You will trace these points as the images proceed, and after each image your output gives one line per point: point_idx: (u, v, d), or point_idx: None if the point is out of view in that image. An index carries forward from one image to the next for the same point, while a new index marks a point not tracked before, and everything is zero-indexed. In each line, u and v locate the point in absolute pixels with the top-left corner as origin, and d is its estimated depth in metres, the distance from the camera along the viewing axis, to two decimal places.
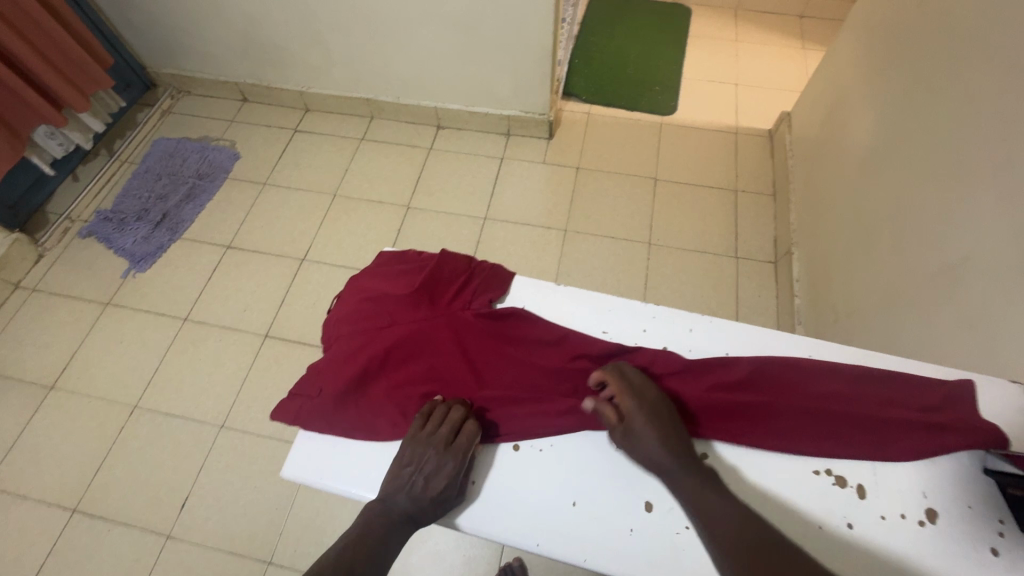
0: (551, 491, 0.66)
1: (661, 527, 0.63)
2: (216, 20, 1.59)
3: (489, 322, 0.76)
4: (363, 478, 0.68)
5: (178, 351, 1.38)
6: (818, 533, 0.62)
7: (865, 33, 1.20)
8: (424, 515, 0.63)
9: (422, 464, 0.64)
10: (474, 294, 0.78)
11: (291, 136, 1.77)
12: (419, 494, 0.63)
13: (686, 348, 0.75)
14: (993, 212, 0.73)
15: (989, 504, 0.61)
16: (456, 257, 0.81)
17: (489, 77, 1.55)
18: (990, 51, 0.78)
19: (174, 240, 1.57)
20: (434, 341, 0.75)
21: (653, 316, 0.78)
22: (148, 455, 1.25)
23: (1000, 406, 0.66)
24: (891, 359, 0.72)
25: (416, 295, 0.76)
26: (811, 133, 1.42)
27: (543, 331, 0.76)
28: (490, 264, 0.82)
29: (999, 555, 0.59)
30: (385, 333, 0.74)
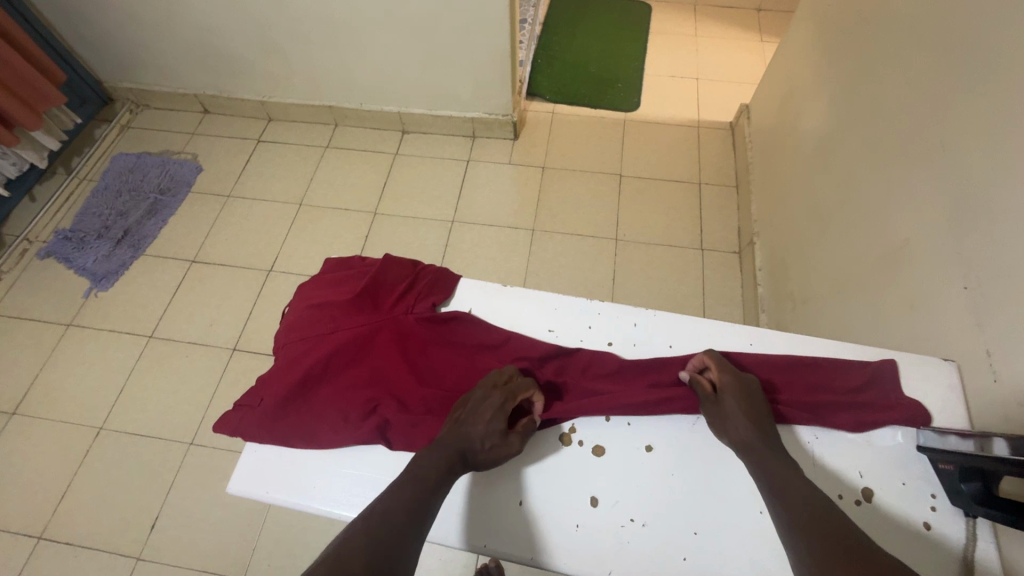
0: (496, 491, 0.66)
1: (607, 521, 0.64)
2: (171, 32, 1.57)
3: (433, 325, 0.77)
4: (310, 489, 0.66)
5: (144, 369, 1.36)
6: (758, 519, 0.63)
7: (814, 23, 1.22)
8: (477, 453, 0.63)
9: (472, 407, 0.67)
10: (418, 298, 0.78)
11: (254, 146, 1.75)
12: (470, 432, 0.64)
13: (631, 342, 0.76)
14: (927, 195, 0.75)
15: (921, 480, 0.63)
16: (400, 260, 0.82)
17: (451, 80, 1.55)
18: (923, 39, 0.80)
19: (137, 257, 1.54)
20: (379, 346, 0.75)
21: (598, 313, 0.78)
22: (116, 477, 1.23)
23: (934, 385, 0.66)
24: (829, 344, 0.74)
25: (358, 301, 0.77)
26: (767, 124, 1.44)
27: (487, 331, 0.77)
28: (435, 268, 0.82)
29: (931, 529, 0.60)
30: (328, 340, 0.75)
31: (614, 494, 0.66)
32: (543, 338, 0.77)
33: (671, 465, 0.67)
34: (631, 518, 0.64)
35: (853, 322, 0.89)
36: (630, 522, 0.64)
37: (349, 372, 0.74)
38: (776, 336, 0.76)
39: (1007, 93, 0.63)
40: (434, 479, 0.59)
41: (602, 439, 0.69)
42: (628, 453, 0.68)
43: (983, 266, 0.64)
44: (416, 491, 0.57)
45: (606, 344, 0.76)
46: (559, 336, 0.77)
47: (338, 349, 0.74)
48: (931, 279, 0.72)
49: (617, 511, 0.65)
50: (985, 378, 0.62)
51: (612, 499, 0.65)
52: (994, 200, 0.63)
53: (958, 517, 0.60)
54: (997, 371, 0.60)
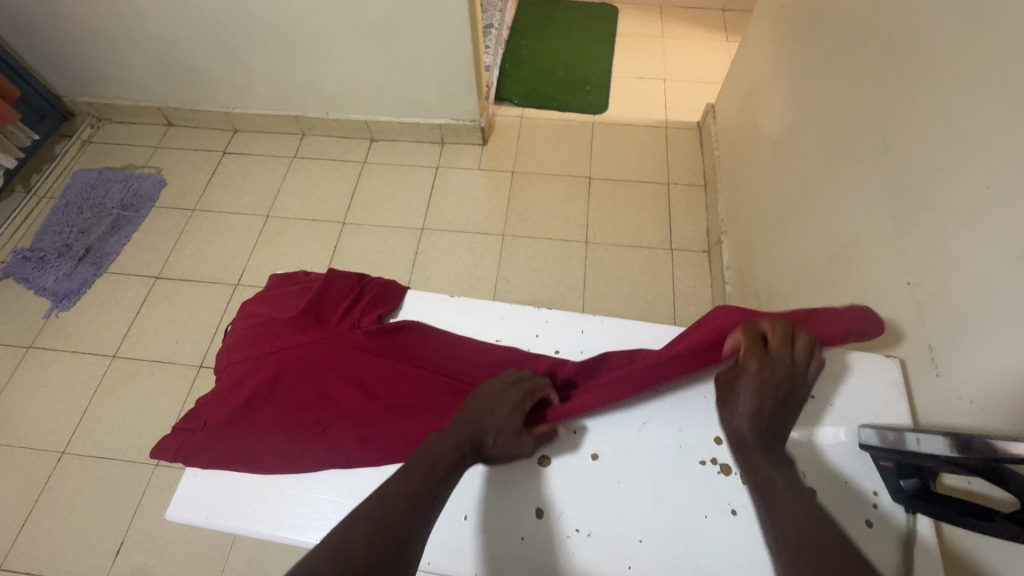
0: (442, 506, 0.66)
1: (553, 532, 0.63)
2: (129, 44, 1.54)
3: (381, 339, 0.77)
4: (265, 515, 0.65)
5: (107, 390, 1.33)
6: (704, 523, 0.63)
7: (770, 24, 1.24)
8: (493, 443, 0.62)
9: (487, 399, 0.65)
10: (364, 312, 0.78)
11: (220, 159, 1.73)
12: (485, 424, 0.63)
13: (578, 349, 0.76)
14: (872, 191, 0.76)
15: (863, 477, 0.61)
16: (347, 276, 0.83)
17: (416, 87, 1.54)
18: (867, 38, 0.82)
19: (99, 275, 1.51)
20: (325, 361, 0.75)
21: (546, 321, 0.78)
22: (79, 502, 1.20)
23: (879, 383, 0.65)
24: None
25: (303, 318, 0.77)
26: (731, 124, 1.46)
27: (434, 342, 0.77)
28: (382, 281, 0.83)
29: (873, 527, 0.58)
30: (274, 359, 0.74)
31: (561, 505, 0.65)
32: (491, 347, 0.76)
33: (616, 473, 0.67)
34: (578, 528, 0.64)
35: None
36: (576, 532, 0.63)
37: (293, 390, 0.73)
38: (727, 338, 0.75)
39: (943, 89, 0.64)
40: (443, 463, 0.57)
41: (550, 450, 0.69)
42: (575, 463, 0.68)
43: (925, 261, 0.64)
44: (419, 476, 0.55)
45: (553, 351, 0.75)
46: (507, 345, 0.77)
47: (284, 367, 0.74)
48: (879, 275, 0.72)
49: (563, 522, 0.64)
50: (928, 372, 0.62)
51: (558, 510, 0.65)
52: (933, 196, 0.64)
53: (899, 514, 0.58)
54: (939, 365, 0.61)
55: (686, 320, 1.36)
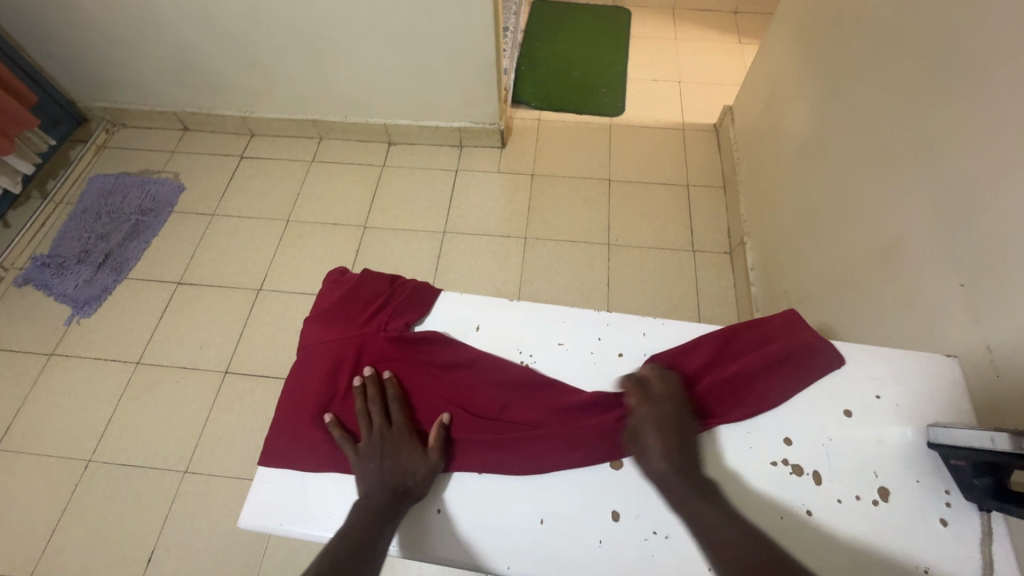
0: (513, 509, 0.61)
1: (629, 536, 0.59)
2: (147, 49, 1.54)
3: (407, 347, 0.68)
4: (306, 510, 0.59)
5: (132, 396, 1.32)
6: (780, 525, 0.59)
7: (793, 27, 1.25)
8: (410, 488, 0.58)
9: (374, 444, 0.61)
10: (391, 316, 0.69)
11: (237, 163, 1.72)
12: (393, 468, 0.59)
13: (640, 352, 0.70)
14: (916, 191, 0.77)
15: (935, 475, 0.60)
16: (378, 276, 0.74)
17: (436, 91, 1.54)
18: (905, 39, 0.82)
19: (119, 281, 1.50)
20: (346, 364, 0.67)
21: (607, 324, 0.72)
22: (108, 509, 1.19)
23: (943, 384, 0.64)
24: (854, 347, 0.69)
25: (328, 316, 0.70)
26: (752, 125, 1.47)
27: (455, 348, 0.69)
28: (416, 282, 0.74)
29: (948, 526, 0.58)
30: (300, 357, 0.69)
31: (637, 507, 0.60)
32: (555, 352, 0.70)
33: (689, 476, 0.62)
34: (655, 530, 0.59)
35: (852, 319, 0.90)
36: (655, 535, 0.58)
37: (312, 393, 0.65)
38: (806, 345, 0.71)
39: (991, 90, 0.65)
40: (376, 520, 0.54)
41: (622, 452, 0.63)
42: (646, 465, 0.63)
43: (979, 262, 0.65)
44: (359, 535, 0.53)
45: (617, 355, 0.70)
46: (571, 349, 0.70)
47: (307, 367, 0.67)
48: (927, 273, 0.73)
49: (640, 524, 0.59)
50: (988, 373, 0.63)
51: (633, 512, 0.60)
52: (985, 196, 0.65)
53: (973, 513, 0.58)
54: (998, 365, 0.61)
55: (710, 321, 1.37)
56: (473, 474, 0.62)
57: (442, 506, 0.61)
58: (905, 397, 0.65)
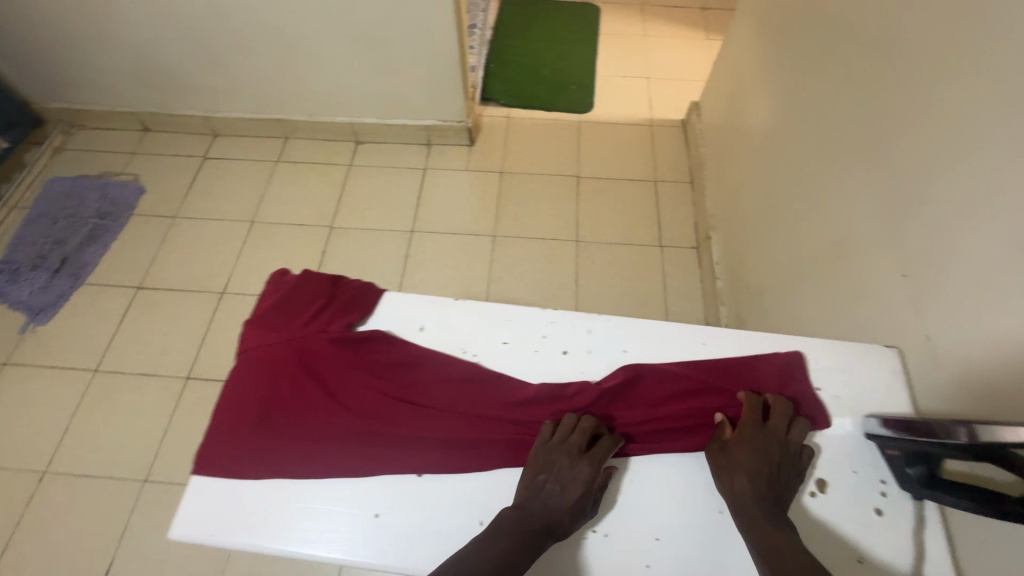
0: (458, 509, 0.55)
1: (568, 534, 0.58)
2: (103, 47, 1.50)
3: (352, 347, 0.64)
4: (242, 522, 0.55)
5: (90, 405, 1.29)
6: (719, 519, 0.59)
7: (753, 22, 1.26)
8: (562, 532, 0.53)
9: (556, 471, 0.56)
10: (335, 316, 0.66)
11: (200, 164, 1.68)
12: (555, 502, 0.54)
13: (585, 349, 0.66)
14: (864, 183, 0.78)
15: (871, 465, 0.61)
16: (320, 276, 0.70)
17: (402, 89, 1.53)
18: (854, 34, 0.83)
19: (77, 287, 1.46)
20: (289, 366, 0.63)
21: (553, 321, 0.68)
22: (64, 522, 1.16)
23: (880, 374, 0.65)
24: (799, 341, 0.70)
25: (269, 317, 0.66)
26: (717, 120, 1.47)
27: (399, 351, 0.65)
28: (359, 282, 0.70)
29: (882, 515, 0.58)
30: (239, 361, 0.64)
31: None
32: (497, 351, 0.65)
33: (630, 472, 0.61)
34: (594, 528, 0.59)
35: (807, 312, 0.91)
36: (594, 534, 0.58)
37: (252, 398, 0.61)
38: (757, 340, 0.70)
39: (930, 83, 0.66)
40: (515, 555, 0.50)
41: None
42: None
43: (919, 253, 0.66)
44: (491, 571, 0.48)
45: (561, 352, 0.66)
46: (515, 348, 0.66)
47: (248, 371, 0.63)
48: (874, 265, 0.73)
49: None
50: (925, 362, 0.63)
51: None
52: (925, 188, 0.66)
53: (908, 501, 0.59)
54: (936, 353, 0.62)
55: (678, 316, 1.38)
56: (439, 477, 0.57)
57: (382, 509, 0.55)
58: (841, 390, 0.66)
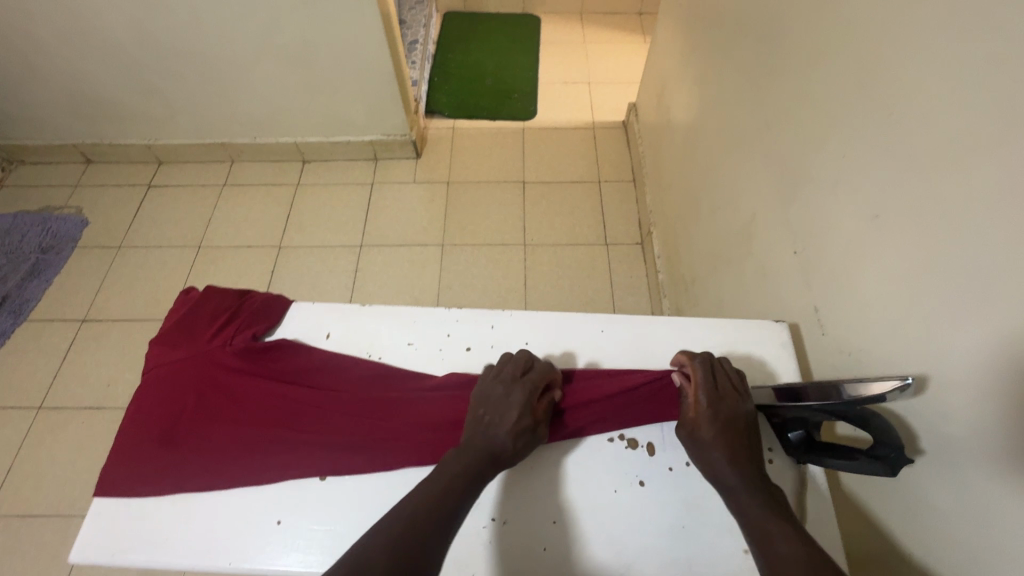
0: (356, 509, 0.56)
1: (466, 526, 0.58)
2: (35, 81, 1.48)
3: (254, 357, 0.65)
4: (147, 538, 0.55)
5: (34, 443, 1.26)
6: (615, 497, 0.59)
7: (673, 24, 1.31)
8: (507, 457, 0.55)
9: (492, 404, 0.58)
10: (237, 328, 0.67)
11: (145, 192, 1.67)
12: (495, 433, 0.56)
13: (488, 344, 0.67)
14: (763, 168, 0.81)
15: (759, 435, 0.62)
16: (224, 291, 0.71)
17: (342, 106, 1.54)
18: (749, 30, 0.88)
19: (18, 323, 1.43)
20: (191, 382, 0.64)
21: (457, 319, 0.69)
22: (7, 565, 1.12)
23: (775, 346, 0.67)
24: (701, 322, 0.71)
25: (171, 335, 0.67)
26: (650, 119, 1.52)
27: (304, 358, 0.66)
28: (265, 294, 0.71)
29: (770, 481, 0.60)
30: (144, 381, 0.65)
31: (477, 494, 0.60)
32: (401, 352, 0.66)
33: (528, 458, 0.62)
34: (493, 517, 0.58)
35: (729, 296, 0.94)
36: (492, 522, 0.58)
37: (156, 416, 0.62)
38: (661, 324, 0.71)
39: (808, 71, 0.70)
40: (462, 484, 0.52)
41: None
42: None
43: (807, 230, 0.69)
44: (444, 492, 0.51)
45: (465, 349, 0.67)
46: (420, 348, 0.67)
47: (151, 391, 0.64)
48: (775, 245, 0.77)
49: (478, 512, 0.58)
50: (816, 331, 0.66)
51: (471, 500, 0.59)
52: (808, 168, 0.69)
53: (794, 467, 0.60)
54: (824, 324, 0.65)
55: (625, 311, 1.40)
56: (340, 473, 0.58)
57: (285, 515, 0.56)
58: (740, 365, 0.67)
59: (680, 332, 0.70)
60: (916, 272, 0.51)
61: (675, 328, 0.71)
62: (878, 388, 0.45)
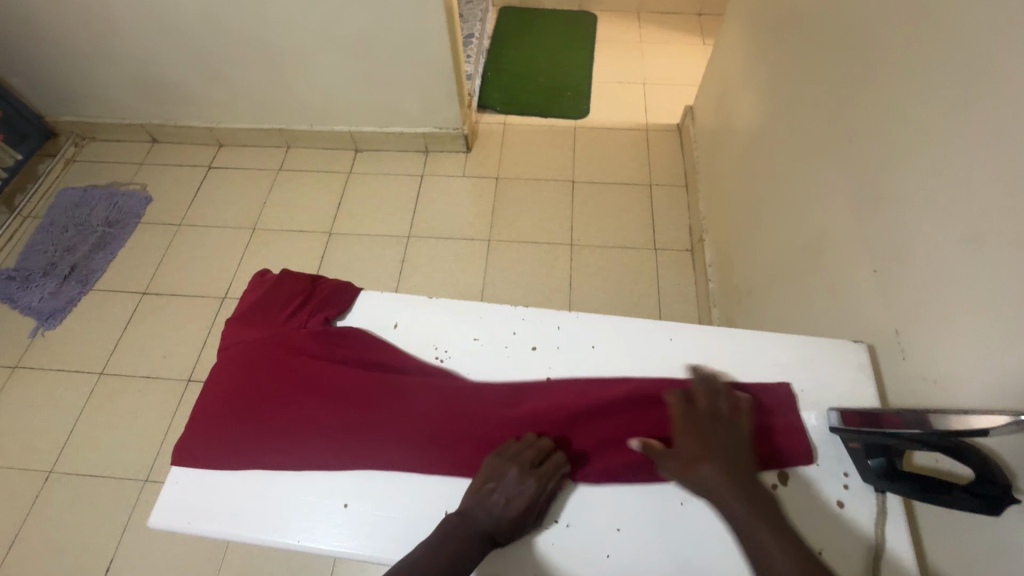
0: (419, 500, 0.57)
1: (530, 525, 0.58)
2: (109, 62, 1.55)
3: (326, 342, 0.67)
4: (221, 513, 0.57)
5: (94, 407, 1.32)
6: (680, 510, 0.58)
7: (740, 26, 1.27)
8: (504, 539, 0.54)
9: (505, 487, 0.55)
10: (311, 312, 0.69)
11: (205, 173, 1.73)
12: (500, 514, 0.53)
13: (554, 346, 0.67)
14: (839, 179, 0.78)
15: (833, 459, 0.60)
16: (297, 275, 0.73)
17: (397, 97, 1.56)
18: (829, 35, 0.84)
19: (85, 292, 1.50)
20: (264, 363, 0.65)
21: (523, 319, 0.69)
22: (67, 521, 1.18)
23: (856, 369, 0.64)
24: (772, 338, 0.69)
25: (246, 315, 0.69)
26: (708, 124, 1.48)
27: (375, 348, 0.67)
28: (335, 280, 0.73)
29: (843, 507, 0.57)
30: (224, 358, 0.67)
31: None
32: (467, 348, 0.67)
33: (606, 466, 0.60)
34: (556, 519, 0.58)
35: (790, 311, 0.91)
36: (556, 524, 0.58)
37: (237, 391, 0.64)
38: (731, 337, 0.69)
39: (897, 83, 0.67)
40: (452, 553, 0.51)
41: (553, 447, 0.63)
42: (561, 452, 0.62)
43: (889, 248, 0.66)
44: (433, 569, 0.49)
45: (530, 349, 0.67)
46: (484, 344, 0.67)
47: (226, 370, 0.66)
48: (850, 262, 0.73)
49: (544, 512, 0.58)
50: (896, 357, 0.63)
51: None
52: (893, 186, 0.66)
53: (870, 494, 0.58)
54: (905, 349, 0.62)
55: (670, 318, 1.38)
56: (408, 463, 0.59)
57: (351, 500, 0.58)
58: (813, 385, 0.65)
59: (749, 347, 0.68)
60: (1019, 301, 0.48)
61: (745, 340, 0.69)
62: (965, 420, 0.44)
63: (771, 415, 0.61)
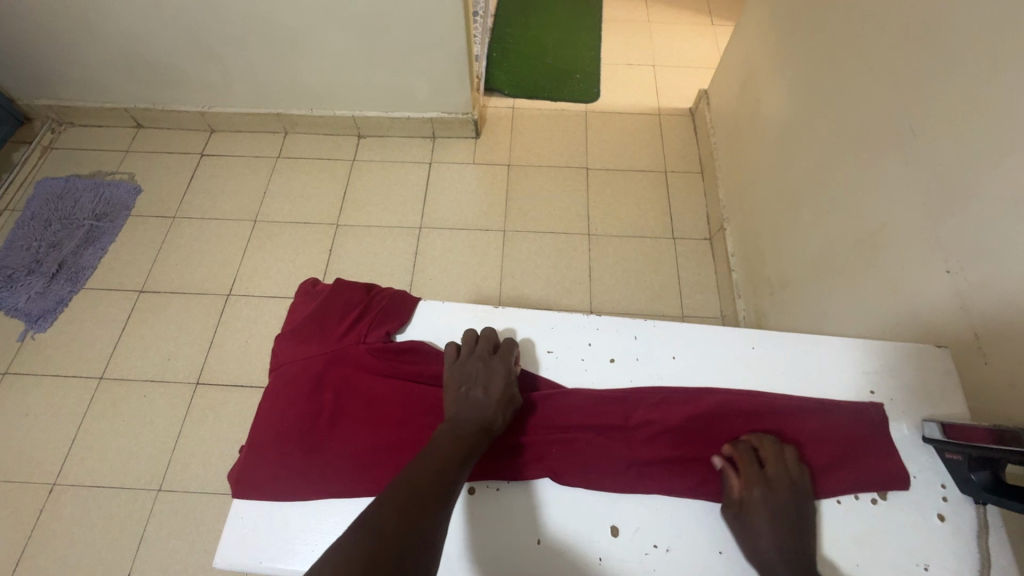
0: (511, 530, 0.60)
1: (630, 550, 0.58)
2: (89, 41, 1.43)
3: (388, 356, 0.67)
4: (297, 552, 0.57)
5: (97, 414, 1.25)
6: None
7: (767, 8, 1.23)
8: (498, 423, 0.60)
9: (475, 379, 0.63)
10: (370, 326, 0.69)
11: (198, 162, 1.63)
12: (483, 404, 0.60)
13: (633, 355, 0.70)
14: (900, 175, 0.76)
15: (930, 470, 0.61)
16: (352, 285, 0.73)
17: (405, 80, 1.48)
18: (883, 23, 0.81)
19: (75, 292, 1.41)
20: (329, 381, 0.66)
21: (597, 328, 0.72)
22: (77, 536, 1.12)
23: (940, 377, 0.64)
24: (852, 344, 0.69)
25: (303, 331, 0.69)
26: (728, 109, 1.45)
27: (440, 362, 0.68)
28: (390, 290, 0.73)
29: (945, 521, 0.58)
30: (285, 375, 0.67)
31: (634, 520, 0.60)
32: (543, 360, 0.70)
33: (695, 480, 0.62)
34: (655, 543, 0.59)
35: (834, 308, 0.91)
36: (655, 548, 0.58)
37: (306, 411, 0.64)
38: (806, 341, 0.70)
39: (977, 76, 0.64)
40: (456, 460, 0.54)
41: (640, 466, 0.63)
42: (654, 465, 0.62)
43: (964, 249, 0.65)
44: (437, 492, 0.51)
45: (608, 360, 0.69)
46: (559, 357, 0.70)
47: (290, 387, 0.66)
48: (914, 263, 0.72)
49: (640, 537, 0.59)
50: (977, 362, 0.63)
51: (632, 525, 0.60)
52: (970, 185, 0.64)
53: (970, 504, 0.59)
54: (987, 354, 0.62)
55: (693, 308, 1.37)
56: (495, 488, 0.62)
57: None
58: (895, 389, 0.66)
59: (826, 352, 0.69)
60: None
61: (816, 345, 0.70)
62: None
63: (856, 427, 0.63)
